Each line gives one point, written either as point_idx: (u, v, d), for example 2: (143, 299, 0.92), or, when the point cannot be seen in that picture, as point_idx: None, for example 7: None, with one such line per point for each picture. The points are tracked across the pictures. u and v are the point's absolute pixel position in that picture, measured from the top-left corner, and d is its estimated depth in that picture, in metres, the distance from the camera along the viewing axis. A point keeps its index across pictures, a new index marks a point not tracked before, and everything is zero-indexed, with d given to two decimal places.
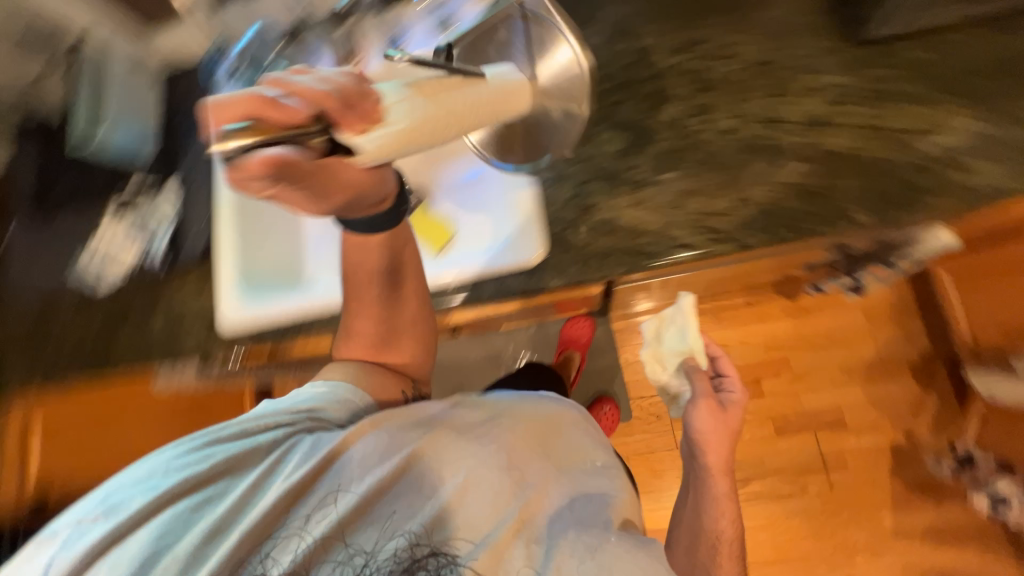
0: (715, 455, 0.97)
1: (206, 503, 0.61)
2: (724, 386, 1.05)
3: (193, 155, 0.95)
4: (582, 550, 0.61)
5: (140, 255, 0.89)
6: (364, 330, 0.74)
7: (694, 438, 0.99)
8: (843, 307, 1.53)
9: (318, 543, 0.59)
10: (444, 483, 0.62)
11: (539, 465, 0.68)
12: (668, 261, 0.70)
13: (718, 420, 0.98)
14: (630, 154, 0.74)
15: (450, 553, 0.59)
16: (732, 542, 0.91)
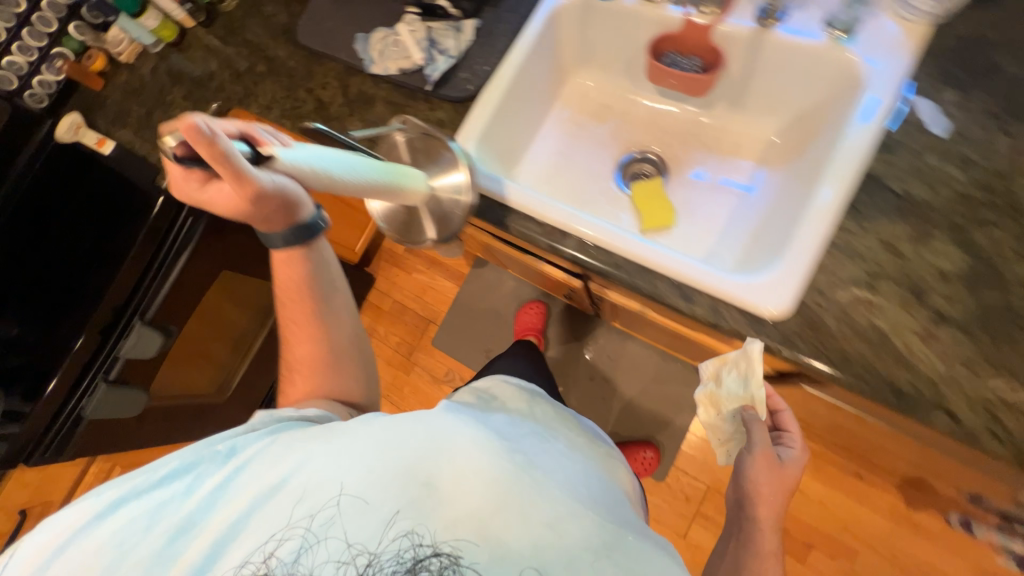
0: (767, 508, 0.85)
1: (230, 464, 0.65)
2: (783, 440, 0.92)
3: (506, 8, 0.93)
4: (593, 549, 0.61)
5: (416, 65, 0.92)
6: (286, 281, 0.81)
7: (747, 490, 0.86)
8: (945, 543, 1.36)
9: (322, 523, 0.59)
10: (439, 466, 0.63)
11: (554, 477, 0.67)
12: (921, 413, 0.59)
13: (773, 471, 0.85)
14: (959, 283, 0.62)
15: (455, 557, 0.58)
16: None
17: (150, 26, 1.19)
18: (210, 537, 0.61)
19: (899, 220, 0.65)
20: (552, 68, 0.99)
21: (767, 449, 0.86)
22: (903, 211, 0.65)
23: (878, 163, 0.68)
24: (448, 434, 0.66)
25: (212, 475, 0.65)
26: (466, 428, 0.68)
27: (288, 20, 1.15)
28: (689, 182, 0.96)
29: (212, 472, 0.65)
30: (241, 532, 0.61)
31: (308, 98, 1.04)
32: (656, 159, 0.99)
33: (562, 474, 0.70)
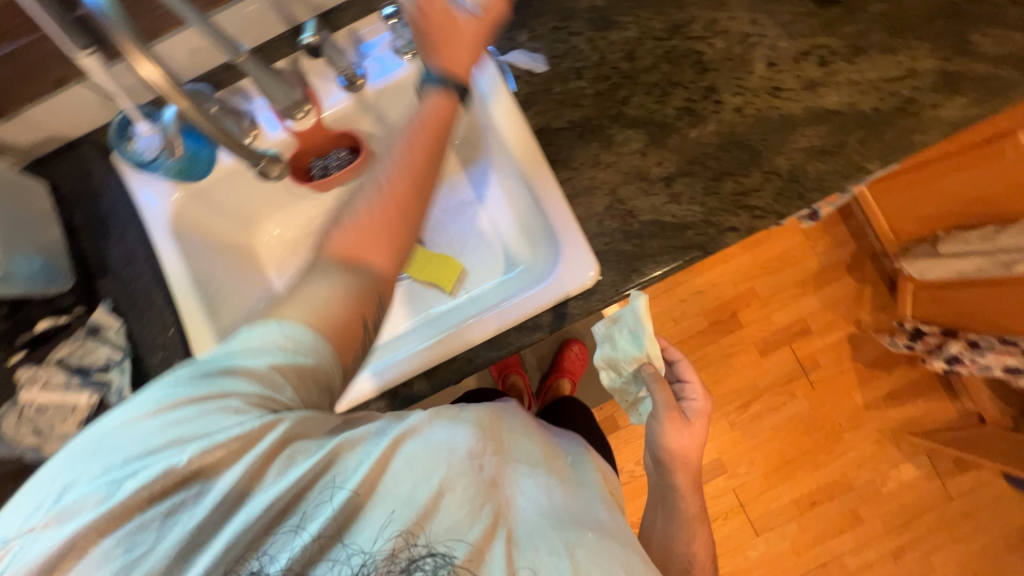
0: (684, 475, 0.70)
1: (168, 436, 0.40)
2: (685, 394, 0.73)
3: (122, 261, 0.74)
4: (561, 548, 0.46)
5: (93, 403, 0.68)
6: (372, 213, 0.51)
7: (659, 459, 0.70)
8: (782, 231, 1.72)
9: (282, 512, 0.42)
10: (421, 486, 0.44)
11: (595, 506, 0.55)
12: (719, 248, 0.70)
13: (683, 433, 0.69)
14: (653, 149, 0.72)
15: (447, 555, 0.43)
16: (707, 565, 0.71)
17: None
18: (141, 523, 0.39)
19: (586, 143, 0.72)
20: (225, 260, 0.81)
21: (672, 410, 0.68)
22: (582, 135, 0.72)
23: (534, 117, 0.73)
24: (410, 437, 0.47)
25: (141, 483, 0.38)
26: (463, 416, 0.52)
27: None
28: (433, 225, 0.93)
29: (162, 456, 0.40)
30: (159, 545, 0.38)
31: None
32: None
33: (584, 498, 0.55)
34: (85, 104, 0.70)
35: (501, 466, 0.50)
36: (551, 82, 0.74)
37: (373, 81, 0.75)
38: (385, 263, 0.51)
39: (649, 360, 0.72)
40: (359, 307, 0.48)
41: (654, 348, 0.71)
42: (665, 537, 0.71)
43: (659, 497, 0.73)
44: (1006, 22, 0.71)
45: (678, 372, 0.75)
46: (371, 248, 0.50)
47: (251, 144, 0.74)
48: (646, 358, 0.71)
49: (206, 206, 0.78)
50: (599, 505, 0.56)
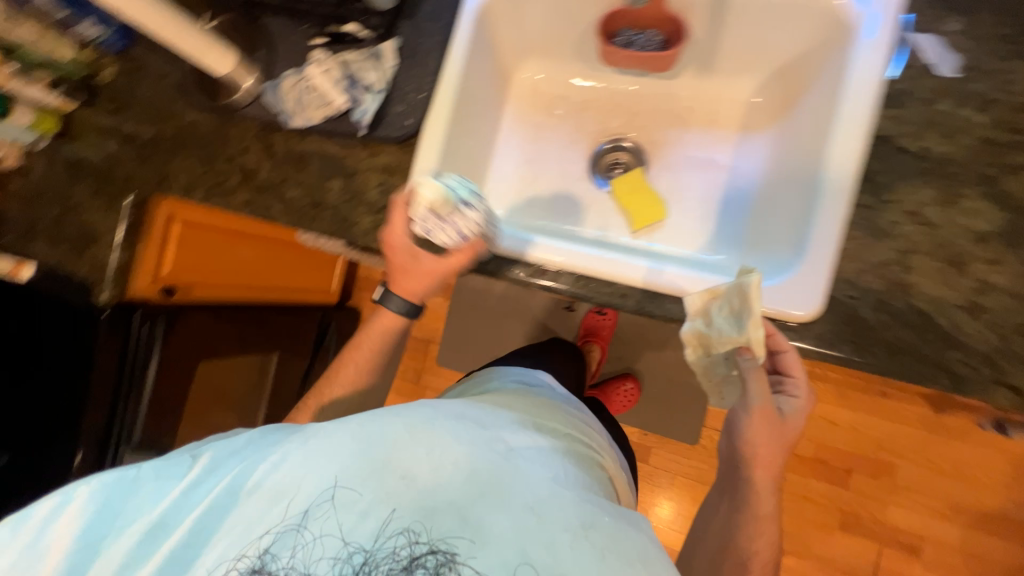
0: (766, 472, 0.63)
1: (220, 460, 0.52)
2: (784, 387, 0.63)
3: (427, 18, 0.82)
4: (575, 526, 0.48)
5: (341, 110, 0.82)
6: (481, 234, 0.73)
7: (739, 454, 0.63)
8: (983, 443, 1.36)
9: (307, 514, 0.47)
10: (428, 458, 0.50)
11: (588, 484, 0.57)
12: (977, 394, 0.54)
13: (774, 430, 0.61)
14: (996, 242, 0.55)
15: (449, 552, 0.45)
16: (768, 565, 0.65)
17: (22, 122, 0.96)
18: (178, 542, 0.48)
19: (918, 183, 0.58)
20: (493, 69, 0.87)
21: (767, 405, 0.59)
22: (922, 173, 0.58)
23: (881, 120, 0.60)
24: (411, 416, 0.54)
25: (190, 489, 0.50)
26: (466, 408, 0.58)
27: (184, 75, 0.98)
28: (666, 164, 0.86)
29: (209, 484, 0.50)
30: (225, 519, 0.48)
31: (231, 169, 0.91)
32: (633, 146, 0.88)
33: (582, 479, 0.57)
34: None
35: (518, 437, 0.57)
36: (934, 97, 0.59)
37: None
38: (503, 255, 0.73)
39: (750, 346, 0.57)
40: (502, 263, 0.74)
41: (759, 332, 0.56)
42: (726, 524, 0.66)
43: (729, 491, 0.67)
44: None
45: (781, 367, 0.63)
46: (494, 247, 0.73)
47: None
48: (748, 343, 0.57)
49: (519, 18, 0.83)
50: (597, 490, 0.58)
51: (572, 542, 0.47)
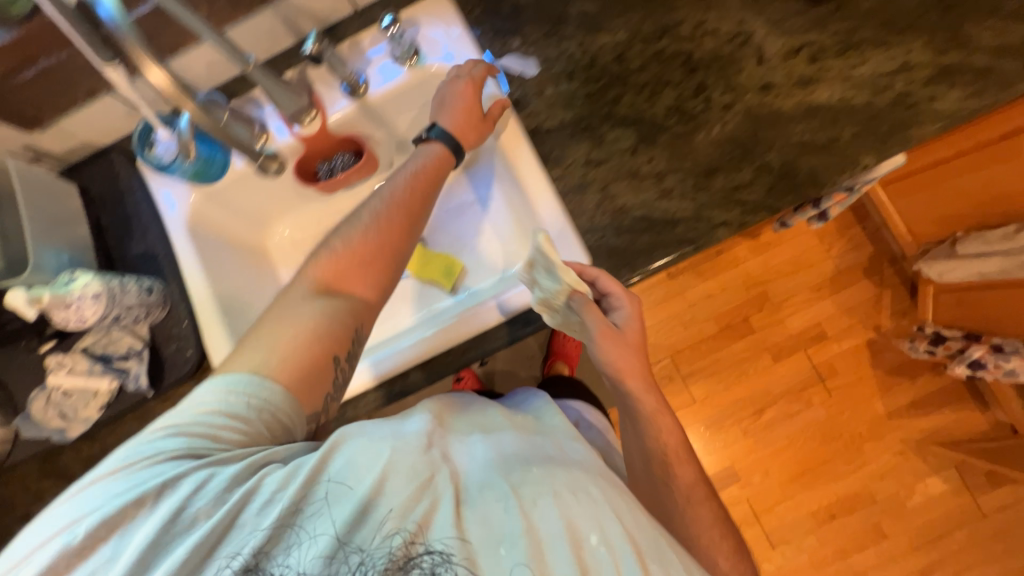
0: (636, 379, 0.64)
1: (185, 495, 0.49)
2: (610, 304, 0.67)
3: (140, 256, 0.79)
4: (506, 492, 0.51)
5: (116, 388, 0.74)
6: (357, 248, 0.64)
7: (609, 375, 0.65)
8: (796, 234, 1.69)
9: (267, 545, 0.48)
10: (365, 478, 0.50)
11: (547, 445, 0.59)
12: (710, 241, 0.71)
13: (619, 341, 0.64)
14: (643, 146, 0.73)
15: (426, 540, 0.48)
16: (681, 450, 0.67)
17: None
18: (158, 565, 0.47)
19: (576, 142, 0.74)
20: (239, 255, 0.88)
21: (603, 323, 0.64)
22: (573, 135, 0.74)
23: (526, 119, 0.76)
24: (351, 437, 0.54)
25: (159, 527, 0.48)
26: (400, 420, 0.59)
27: None
28: (433, 226, 0.97)
29: (183, 531, 0.48)
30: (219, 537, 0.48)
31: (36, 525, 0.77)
32: None
33: (538, 443, 0.60)
34: (101, 110, 0.75)
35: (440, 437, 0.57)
36: (543, 85, 0.76)
37: (374, 88, 0.78)
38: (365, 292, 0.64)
39: (574, 288, 0.64)
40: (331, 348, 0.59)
41: (573, 275, 0.63)
42: (637, 439, 0.67)
43: (622, 408, 0.68)
44: (1003, 15, 0.70)
45: (601, 288, 0.67)
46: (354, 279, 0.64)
47: (262, 149, 0.80)
48: (570, 287, 0.63)
49: (224, 209, 0.84)
50: (550, 440, 0.61)
51: (506, 508, 0.50)
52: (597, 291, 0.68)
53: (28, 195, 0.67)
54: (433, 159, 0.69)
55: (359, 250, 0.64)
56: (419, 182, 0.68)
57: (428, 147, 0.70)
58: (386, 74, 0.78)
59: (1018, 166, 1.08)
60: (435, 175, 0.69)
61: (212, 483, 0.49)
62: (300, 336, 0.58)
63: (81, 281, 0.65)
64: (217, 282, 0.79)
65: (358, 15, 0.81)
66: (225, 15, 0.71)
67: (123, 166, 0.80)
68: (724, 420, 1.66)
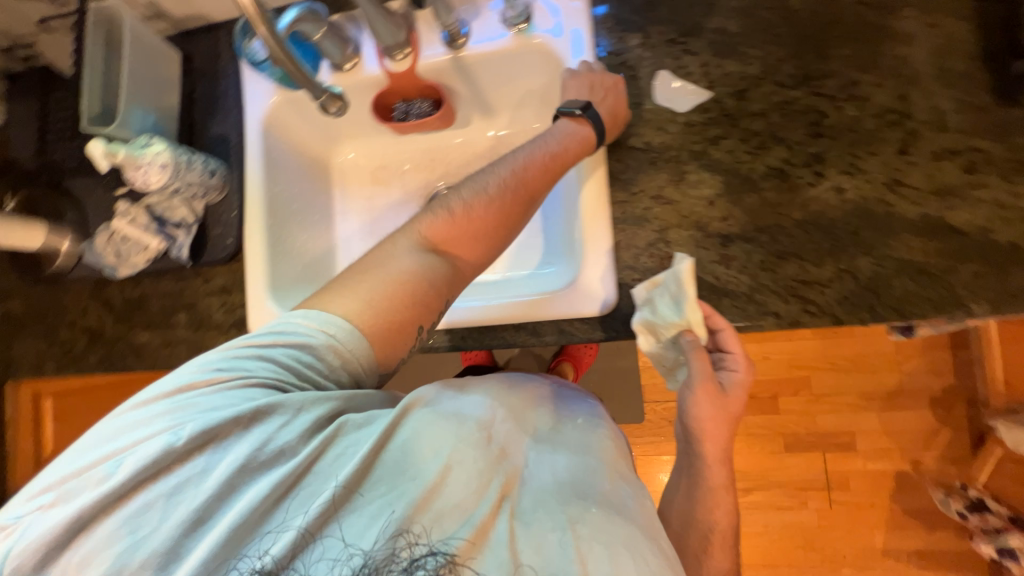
0: (715, 443, 0.61)
1: (251, 444, 0.45)
2: (723, 363, 0.64)
3: (216, 137, 0.83)
4: (563, 522, 0.45)
5: (163, 249, 0.82)
6: (483, 208, 0.58)
7: (687, 427, 0.62)
8: (872, 332, 1.51)
9: (316, 521, 0.43)
10: (428, 463, 0.45)
11: (599, 473, 0.50)
12: (751, 327, 0.64)
13: (716, 402, 0.60)
14: (724, 201, 0.65)
15: (471, 559, 0.42)
16: (728, 533, 0.63)
17: None
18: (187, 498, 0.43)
19: (654, 171, 0.68)
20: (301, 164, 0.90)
21: (709, 377, 0.60)
22: (654, 162, 0.68)
23: None
24: (425, 409, 0.49)
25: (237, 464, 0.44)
26: (472, 394, 0.53)
27: None
28: None
29: (251, 478, 0.44)
30: (249, 482, 0.44)
31: (76, 333, 0.88)
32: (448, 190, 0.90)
33: (588, 463, 0.51)
34: None
35: (514, 434, 0.51)
36: (645, 98, 0.69)
37: (473, 44, 0.75)
38: (465, 258, 0.59)
39: (691, 328, 0.61)
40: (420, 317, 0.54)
41: (698, 315, 0.60)
42: (686, 503, 0.63)
43: (684, 467, 0.65)
44: None
45: (720, 342, 0.63)
46: (462, 245, 0.58)
47: (349, 72, 0.79)
48: (688, 325, 0.61)
49: (300, 118, 0.85)
50: (606, 470, 0.51)
51: (562, 541, 0.44)
52: (712, 342, 0.64)
53: (132, 55, 0.74)
54: (573, 142, 0.64)
55: (473, 222, 0.58)
56: (550, 164, 0.62)
57: (566, 126, 0.65)
58: (490, 31, 0.74)
59: None
60: (563, 158, 0.63)
61: (300, 421, 0.47)
62: (396, 301, 0.53)
63: (154, 148, 0.72)
64: (271, 184, 0.82)
65: None
66: None
67: (227, 47, 0.84)
68: None
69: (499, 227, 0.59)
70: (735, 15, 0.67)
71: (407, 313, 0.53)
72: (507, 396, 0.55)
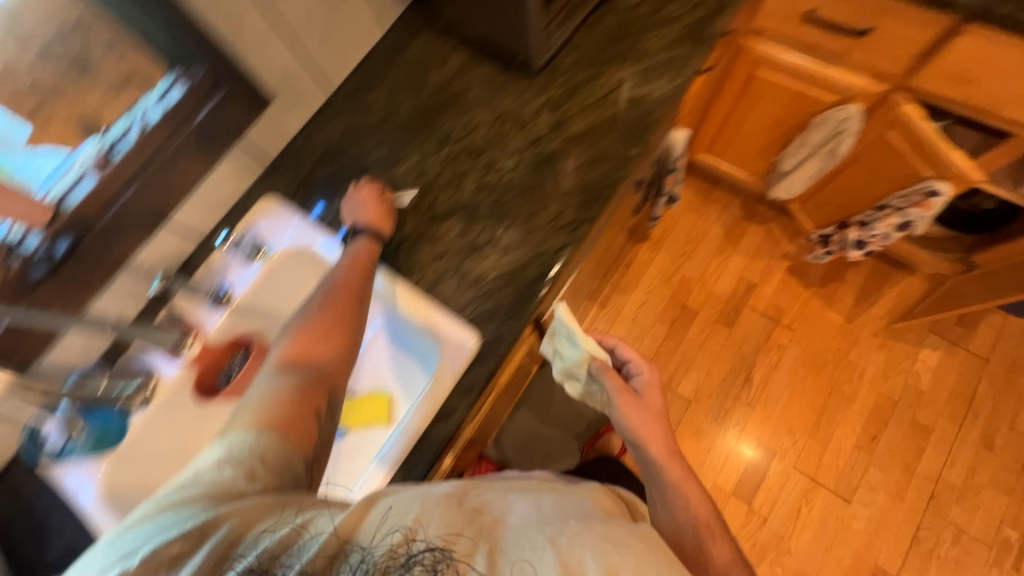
0: (658, 445, 0.79)
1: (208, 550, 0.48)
2: (632, 373, 0.89)
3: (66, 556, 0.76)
4: (548, 538, 0.46)
5: None
6: (318, 316, 0.71)
7: (632, 439, 0.79)
8: (676, 219, 1.89)
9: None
10: (398, 528, 0.48)
11: (587, 506, 0.53)
12: (561, 265, 0.81)
13: (639, 408, 0.81)
14: (471, 225, 0.86)
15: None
16: (712, 521, 0.75)
17: None
18: None
19: (419, 248, 0.86)
20: None
21: (623, 389, 0.83)
22: (415, 244, 0.87)
23: None
24: (394, 494, 0.53)
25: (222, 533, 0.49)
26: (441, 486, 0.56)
27: None
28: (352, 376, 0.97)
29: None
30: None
31: None
32: None
33: (576, 501, 0.54)
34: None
35: (496, 498, 0.54)
36: None
37: (238, 290, 0.88)
38: (327, 365, 0.68)
39: (595, 357, 0.87)
40: (310, 402, 0.64)
41: (590, 345, 0.87)
42: (666, 505, 0.75)
43: (652, 483, 0.78)
44: (657, 28, 0.96)
45: (622, 361, 0.91)
46: (319, 342, 0.69)
47: (156, 391, 0.83)
48: (591, 355, 0.87)
49: (137, 467, 0.82)
50: (589, 501, 0.54)
51: (547, 552, 0.45)
52: (618, 362, 0.92)
53: None
54: (363, 251, 0.79)
55: (317, 329, 0.70)
56: (355, 262, 0.77)
57: (358, 244, 0.79)
58: (241, 272, 0.89)
59: (765, 99, 1.34)
60: (366, 263, 0.77)
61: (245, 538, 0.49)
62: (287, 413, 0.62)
63: None
64: None
65: (206, 242, 0.92)
66: (82, 297, 0.77)
67: (27, 475, 0.80)
68: (725, 404, 1.65)
69: (339, 324, 0.71)
70: (381, 145, 0.96)
71: (295, 415, 0.62)
72: (491, 485, 0.58)
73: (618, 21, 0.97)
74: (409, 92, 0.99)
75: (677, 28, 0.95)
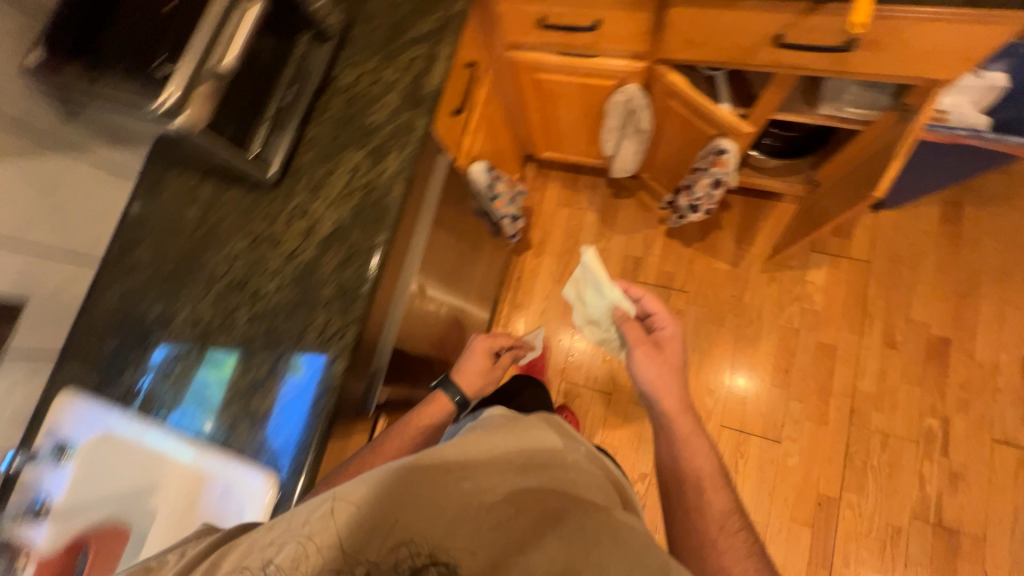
0: (671, 394, 0.93)
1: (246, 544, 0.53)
2: (654, 321, 1.02)
3: None
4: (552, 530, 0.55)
5: None
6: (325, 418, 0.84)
7: (647, 389, 0.94)
8: (551, 218, 1.89)
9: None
10: (416, 496, 0.55)
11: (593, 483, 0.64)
12: (337, 378, 0.82)
13: (656, 361, 0.95)
14: (250, 361, 0.87)
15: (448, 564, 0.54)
16: (715, 474, 0.88)
17: None
18: None
19: (210, 400, 0.87)
20: None
21: (643, 342, 0.96)
22: (205, 397, 0.87)
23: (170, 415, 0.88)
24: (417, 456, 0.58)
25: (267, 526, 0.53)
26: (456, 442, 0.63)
27: None
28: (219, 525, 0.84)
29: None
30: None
31: None
32: None
33: (575, 478, 0.64)
34: None
35: (512, 467, 0.62)
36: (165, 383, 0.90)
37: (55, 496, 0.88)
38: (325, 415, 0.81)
39: (620, 305, 1.03)
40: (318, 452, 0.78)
41: (614, 294, 1.04)
42: (670, 453, 0.91)
43: (664, 432, 0.93)
44: (380, 98, 0.95)
45: (647, 307, 1.03)
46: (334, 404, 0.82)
47: None
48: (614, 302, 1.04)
49: None
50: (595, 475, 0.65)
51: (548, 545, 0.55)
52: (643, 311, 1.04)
53: None
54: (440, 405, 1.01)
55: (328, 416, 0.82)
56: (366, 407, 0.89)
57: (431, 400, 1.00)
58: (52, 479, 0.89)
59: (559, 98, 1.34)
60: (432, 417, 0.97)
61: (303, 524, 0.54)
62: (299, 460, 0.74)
63: None
64: None
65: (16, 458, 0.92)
66: None
67: None
68: None
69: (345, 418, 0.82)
70: (157, 302, 0.95)
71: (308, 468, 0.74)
72: (512, 444, 0.65)
73: (343, 102, 0.96)
74: (172, 238, 0.98)
75: (399, 93, 0.94)
